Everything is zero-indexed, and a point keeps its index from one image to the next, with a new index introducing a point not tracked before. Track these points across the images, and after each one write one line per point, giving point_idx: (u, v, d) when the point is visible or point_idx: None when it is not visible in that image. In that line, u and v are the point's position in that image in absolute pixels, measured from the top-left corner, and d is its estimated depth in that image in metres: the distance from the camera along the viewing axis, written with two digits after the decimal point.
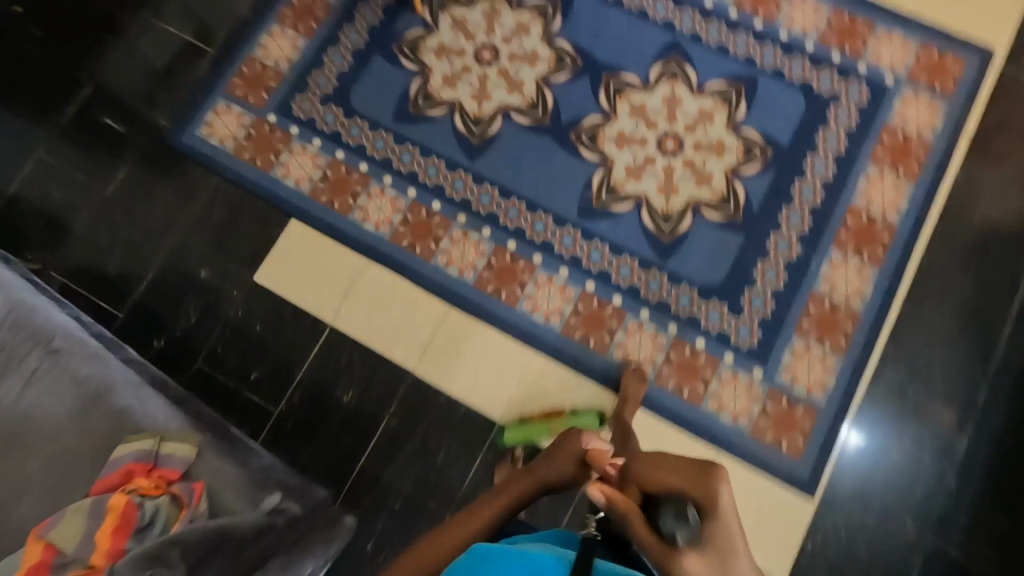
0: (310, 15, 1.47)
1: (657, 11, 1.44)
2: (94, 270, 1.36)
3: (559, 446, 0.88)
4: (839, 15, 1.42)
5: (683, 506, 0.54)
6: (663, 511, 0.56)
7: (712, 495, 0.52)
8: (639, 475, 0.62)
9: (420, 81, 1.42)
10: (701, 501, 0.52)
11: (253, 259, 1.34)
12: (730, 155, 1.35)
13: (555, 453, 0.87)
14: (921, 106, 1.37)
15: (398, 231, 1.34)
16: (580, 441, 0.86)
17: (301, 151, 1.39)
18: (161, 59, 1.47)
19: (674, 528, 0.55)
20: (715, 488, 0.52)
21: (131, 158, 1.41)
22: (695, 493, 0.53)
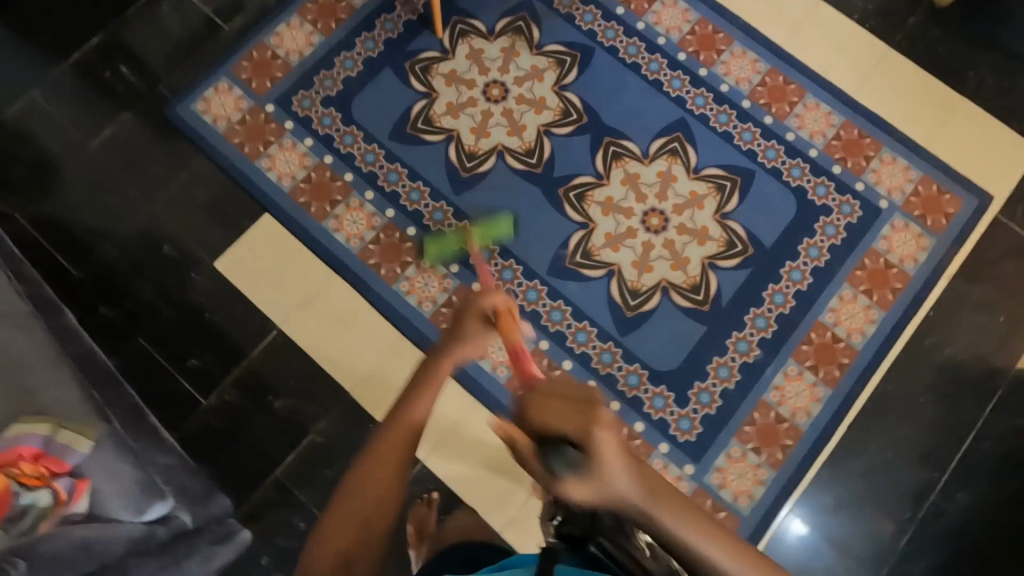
0: (331, 15, 1.46)
1: (672, 85, 1.44)
2: (59, 222, 1.35)
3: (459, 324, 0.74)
4: (848, 129, 1.42)
5: (570, 449, 0.50)
6: (552, 457, 0.50)
7: (598, 441, 0.49)
8: (544, 419, 0.51)
9: (424, 104, 1.41)
10: (579, 444, 0.50)
11: (219, 246, 1.33)
12: (710, 245, 1.35)
13: (457, 337, 0.74)
14: (909, 236, 1.36)
15: (367, 248, 1.33)
16: (484, 302, 0.74)
17: (290, 148, 1.38)
18: (175, 25, 1.46)
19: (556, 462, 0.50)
20: (595, 432, 0.49)
21: (124, 119, 1.41)
22: (578, 435, 0.50)
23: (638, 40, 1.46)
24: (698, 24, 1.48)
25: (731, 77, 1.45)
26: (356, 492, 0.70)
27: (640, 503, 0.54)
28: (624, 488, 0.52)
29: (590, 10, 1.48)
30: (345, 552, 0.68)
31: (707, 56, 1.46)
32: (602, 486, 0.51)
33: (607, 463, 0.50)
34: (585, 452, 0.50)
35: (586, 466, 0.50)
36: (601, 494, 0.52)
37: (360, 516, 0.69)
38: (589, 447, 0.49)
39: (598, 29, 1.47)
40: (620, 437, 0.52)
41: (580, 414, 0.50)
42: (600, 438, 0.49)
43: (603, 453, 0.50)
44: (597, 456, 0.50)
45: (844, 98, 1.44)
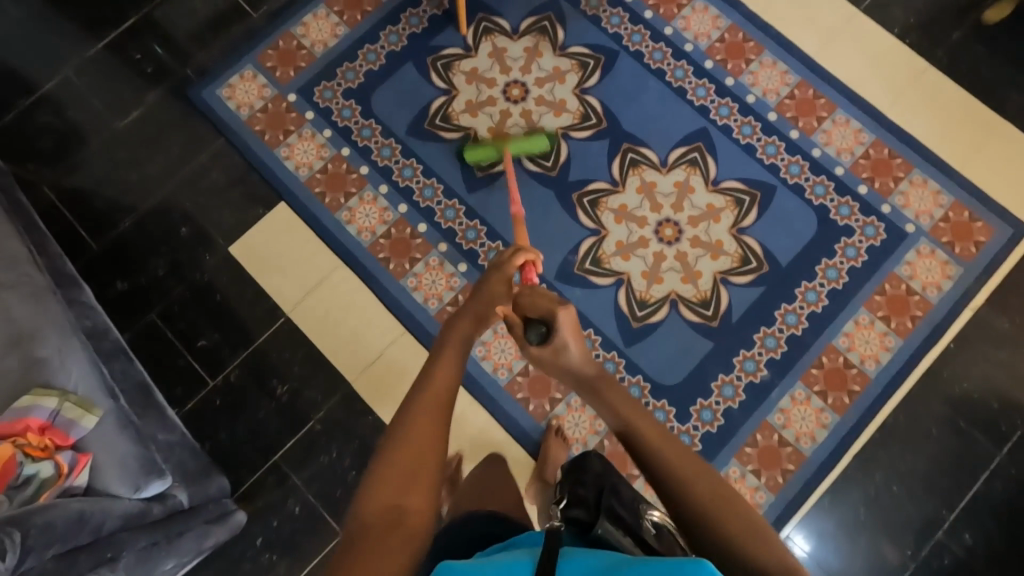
0: (357, 7, 1.47)
1: (696, 93, 1.41)
2: (83, 198, 1.38)
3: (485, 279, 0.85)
4: (878, 148, 1.37)
5: (541, 325, 0.79)
6: (530, 329, 0.80)
7: (559, 318, 0.79)
8: (530, 305, 0.81)
9: (443, 101, 1.41)
10: (546, 322, 0.79)
11: (233, 231, 1.35)
12: (724, 259, 1.32)
13: (485, 291, 0.84)
14: (934, 263, 1.31)
15: (378, 242, 1.34)
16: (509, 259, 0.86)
17: (309, 138, 1.40)
18: (205, 10, 1.48)
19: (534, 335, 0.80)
20: (557, 313, 0.79)
21: (150, 101, 1.43)
22: (547, 315, 0.79)
23: (664, 45, 1.43)
24: (728, 31, 1.44)
25: (758, 88, 1.41)
26: (401, 441, 0.69)
27: (587, 371, 0.81)
28: (574, 355, 0.80)
29: (617, 12, 1.45)
30: (394, 505, 0.64)
31: (736, 65, 1.42)
32: (558, 350, 0.80)
33: (565, 336, 0.79)
34: (551, 326, 0.79)
35: (549, 335, 0.79)
36: (557, 357, 0.80)
37: (409, 465, 0.67)
38: (553, 324, 0.79)
39: (624, 32, 1.44)
40: (575, 320, 0.80)
41: (552, 303, 0.80)
42: (562, 317, 0.79)
43: (563, 327, 0.79)
44: (558, 328, 0.78)
45: (876, 115, 1.39)
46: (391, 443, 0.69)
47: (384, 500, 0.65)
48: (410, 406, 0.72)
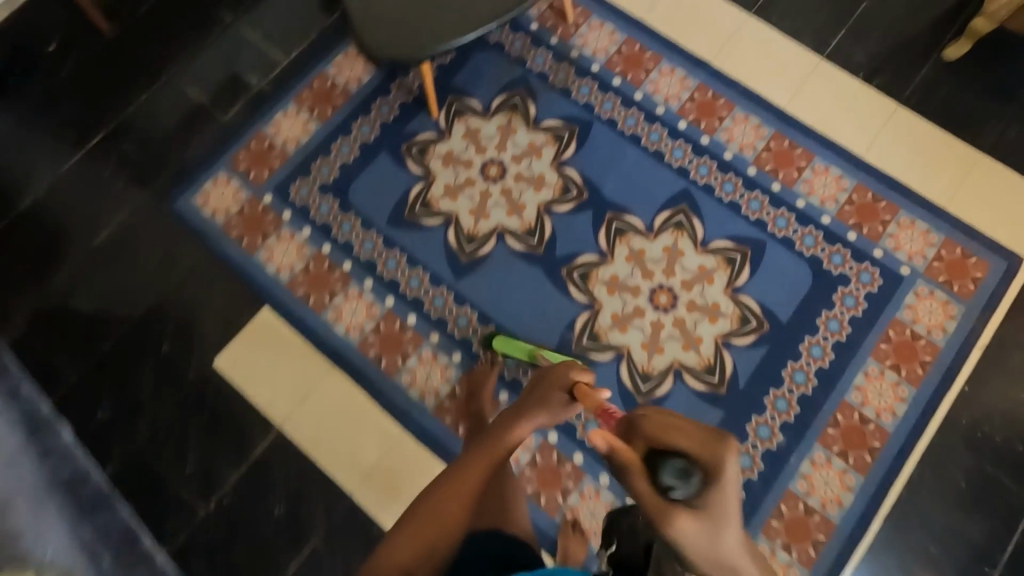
0: (327, 101, 1.46)
1: (674, 154, 1.40)
2: (58, 324, 1.34)
3: (544, 378, 0.86)
4: (861, 192, 1.36)
5: (691, 468, 0.47)
6: (667, 470, 0.47)
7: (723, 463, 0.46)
8: (662, 434, 0.50)
9: (422, 188, 1.39)
10: (701, 463, 0.46)
11: (217, 343, 1.30)
12: (723, 322, 1.29)
13: (538, 396, 0.82)
14: (935, 304, 1.28)
15: (367, 339, 1.29)
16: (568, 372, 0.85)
17: (288, 238, 1.37)
18: (175, 118, 1.47)
19: (672, 483, 0.47)
20: (723, 456, 0.46)
21: (123, 216, 1.40)
22: (698, 455, 0.47)
23: (636, 110, 1.44)
24: (697, 90, 1.45)
25: (734, 143, 1.41)
26: (422, 514, 0.71)
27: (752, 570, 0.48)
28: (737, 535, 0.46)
29: (586, 82, 1.46)
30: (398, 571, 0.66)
31: (709, 123, 1.42)
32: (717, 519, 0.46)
33: (731, 498, 0.46)
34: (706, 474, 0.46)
35: (705, 493, 0.45)
36: (713, 538, 0.46)
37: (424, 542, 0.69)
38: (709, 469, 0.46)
39: (595, 101, 1.45)
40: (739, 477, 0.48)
41: (706, 435, 0.48)
42: (731, 462, 0.46)
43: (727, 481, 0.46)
44: (723, 479, 0.46)
45: (853, 160, 1.39)
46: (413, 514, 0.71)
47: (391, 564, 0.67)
48: (441, 480, 0.74)
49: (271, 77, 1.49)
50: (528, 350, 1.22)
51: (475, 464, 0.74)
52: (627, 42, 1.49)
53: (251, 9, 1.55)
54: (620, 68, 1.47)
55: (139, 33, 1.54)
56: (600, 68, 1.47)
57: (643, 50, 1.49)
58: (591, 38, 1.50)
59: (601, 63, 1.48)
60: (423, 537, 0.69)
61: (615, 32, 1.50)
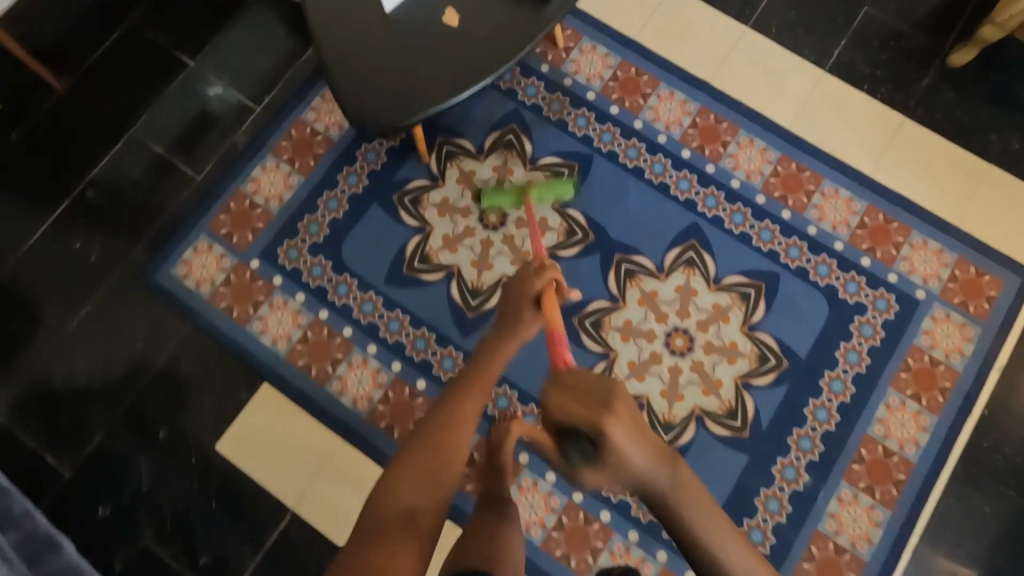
0: (308, 151, 1.36)
1: (679, 186, 1.34)
2: (39, 418, 1.24)
3: (512, 293, 0.86)
4: (872, 215, 1.32)
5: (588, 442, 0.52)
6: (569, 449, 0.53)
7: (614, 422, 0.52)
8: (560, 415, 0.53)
9: (419, 240, 1.31)
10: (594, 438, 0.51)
11: (217, 425, 1.23)
12: (741, 362, 1.25)
13: (512, 317, 0.84)
14: (952, 327, 1.27)
15: (377, 410, 1.23)
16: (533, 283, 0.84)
17: (282, 306, 1.29)
18: (144, 180, 1.36)
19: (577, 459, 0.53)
20: (607, 425, 0.51)
21: (98, 293, 1.30)
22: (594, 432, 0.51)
23: (637, 140, 1.37)
24: (698, 115, 1.38)
25: (741, 170, 1.35)
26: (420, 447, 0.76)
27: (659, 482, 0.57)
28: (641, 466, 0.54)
29: (582, 113, 1.38)
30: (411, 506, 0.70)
31: (713, 149, 1.36)
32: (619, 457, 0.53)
33: (628, 453, 0.52)
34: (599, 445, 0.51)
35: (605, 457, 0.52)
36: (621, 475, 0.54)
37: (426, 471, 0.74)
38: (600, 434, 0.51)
39: (594, 133, 1.37)
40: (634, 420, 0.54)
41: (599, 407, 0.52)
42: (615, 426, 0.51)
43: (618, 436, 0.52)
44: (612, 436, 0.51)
45: (863, 179, 1.34)
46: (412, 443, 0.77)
47: (398, 495, 0.71)
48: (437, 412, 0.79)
49: (244, 127, 1.38)
50: (514, 202, 1.30)
51: (465, 390, 0.80)
52: (622, 65, 1.41)
53: (214, 51, 1.42)
54: (617, 94, 1.39)
55: (93, 86, 1.40)
56: (596, 96, 1.39)
57: (640, 73, 1.40)
58: (584, 63, 1.41)
59: (596, 90, 1.40)
60: (427, 469, 0.74)
61: (609, 55, 1.41)
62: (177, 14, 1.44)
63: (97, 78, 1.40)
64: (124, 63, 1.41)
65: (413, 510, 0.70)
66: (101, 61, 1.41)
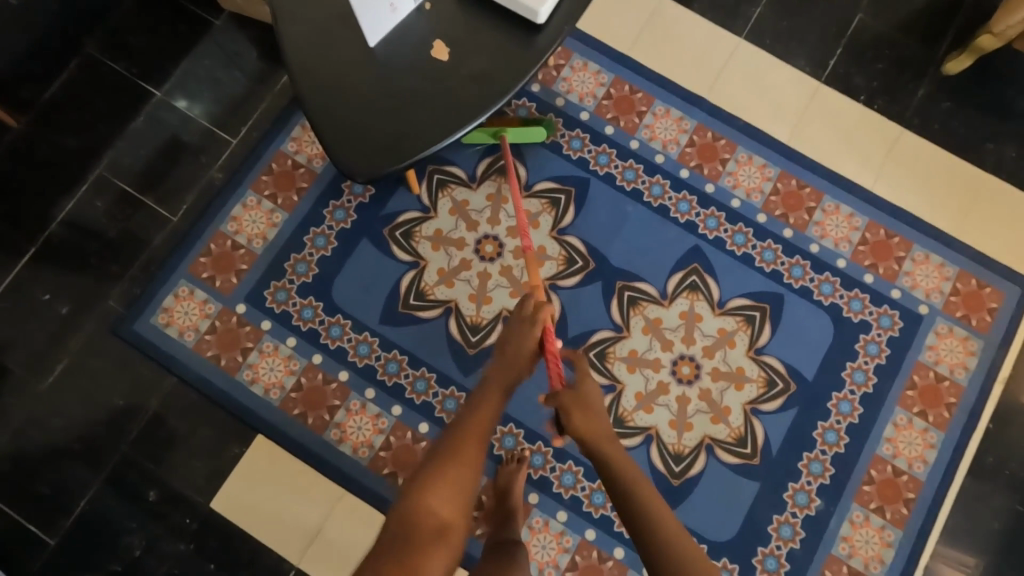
0: (291, 185, 1.29)
1: (679, 208, 1.31)
2: (17, 486, 1.17)
3: (511, 330, 0.97)
4: (873, 230, 1.31)
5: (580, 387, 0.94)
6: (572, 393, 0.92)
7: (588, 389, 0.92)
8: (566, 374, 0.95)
9: (413, 276, 1.26)
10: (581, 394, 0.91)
11: (211, 482, 1.17)
12: (749, 387, 1.23)
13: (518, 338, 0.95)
14: (955, 342, 1.26)
15: (379, 457, 1.19)
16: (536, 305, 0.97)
17: (272, 352, 1.22)
18: (115, 223, 1.27)
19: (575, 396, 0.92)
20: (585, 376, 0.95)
21: (73, 348, 1.22)
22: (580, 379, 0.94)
23: (634, 161, 1.33)
24: (696, 133, 1.34)
25: (740, 189, 1.32)
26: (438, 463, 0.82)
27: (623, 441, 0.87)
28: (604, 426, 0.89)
29: (576, 134, 1.33)
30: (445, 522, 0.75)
31: (712, 168, 1.33)
32: (589, 406, 0.90)
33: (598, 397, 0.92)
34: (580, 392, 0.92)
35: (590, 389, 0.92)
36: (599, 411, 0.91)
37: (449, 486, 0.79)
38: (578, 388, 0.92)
39: (589, 155, 1.32)
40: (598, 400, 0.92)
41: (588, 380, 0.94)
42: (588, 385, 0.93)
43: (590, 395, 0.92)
44: (588, 395, 0.92)
45: (864, 194, 1.32)
46: (436, 458, 0.83)
47: (425, 505, 0.76)
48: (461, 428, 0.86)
49: (220, 162, 1.30)
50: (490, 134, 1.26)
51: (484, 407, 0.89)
52: (615, 83, 1.36)
53: (183, 80, 1.34)
54: (611, 113, 1.35)
55: (52, 123, 1.30)
56: (589, 116, 1.34)
57: (633, 90, 1.36)
58: (576, 82, 1.36)
59: (590, 109, 1.35)
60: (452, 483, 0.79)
61: (601, 72, 1.36)
62: (139, 41, 1.35)
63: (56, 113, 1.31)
64: (85, 95, 1.32)
65: (445, 525, 0.75)
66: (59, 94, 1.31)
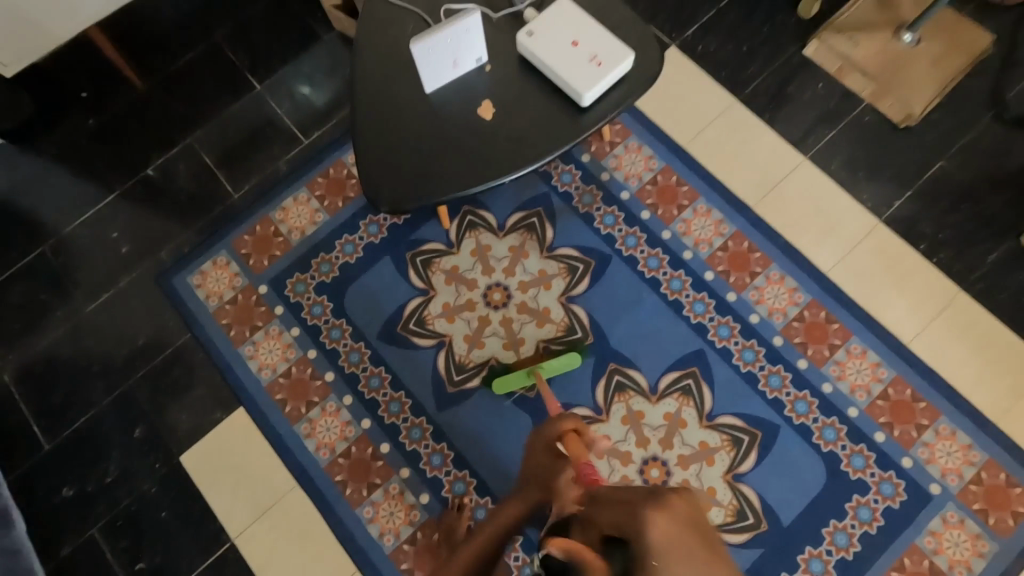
0: (339, 192, 1.41)
1: (694, 308, 1.28)
2: (38, 391, 1.31)
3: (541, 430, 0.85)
4: (898, 388, 1.21)
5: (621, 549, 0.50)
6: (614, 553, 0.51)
7: (642, 521, 0.50)
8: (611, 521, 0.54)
9: (419, 303, 1.32)
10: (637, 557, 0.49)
11: (187, 438, 1.27)
12: (716, 511, 1.17)
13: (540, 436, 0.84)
14: (963, 536, 1.13)
15: (336, 462, 1.23)
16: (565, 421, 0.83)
17: (276, 336, 1.32)
18: (187, 185, 1.44)
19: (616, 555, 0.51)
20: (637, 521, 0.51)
21: (120, 286, 1.38)
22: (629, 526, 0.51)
23: (661, 251, 1.32)
24: (732, 239, 1.32)
25: (763, 306, 1.28)
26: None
27: None
28: None
29: (611, 211, 1.36)
30: None
31: (739, 278, 1.30)
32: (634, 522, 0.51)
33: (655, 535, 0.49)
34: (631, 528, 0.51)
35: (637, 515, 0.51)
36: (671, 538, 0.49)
37: None
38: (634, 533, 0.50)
39: (618, 234, 1.34)
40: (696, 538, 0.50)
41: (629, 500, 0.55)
42: (656, 537, 0.49)
43: (668, 547, 0.48)
44: (653, 553, 0.48)
45: (897, 347, 1.24)
46: None
47: None
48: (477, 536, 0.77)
49: (288, 157, 1.44)
50: (524, 376, 1.21)
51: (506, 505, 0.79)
52: (664, 171, 1.38)
53: (279, 80, 1.50)
54: (652, 199, 1.36)
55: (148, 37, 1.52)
56: (629, 197, 1.36)
57: (680, 182, 1.37)
58: (626, 161, 1.39)
59: (632, 190, 1.37)
60: None
61: (653, 158, 1.39)
62: (253, 11, 1.54)
63: (162, 19, 1.53)
64: (190, 28, 1.54)
65: None
66: (169, 57, 1.52)
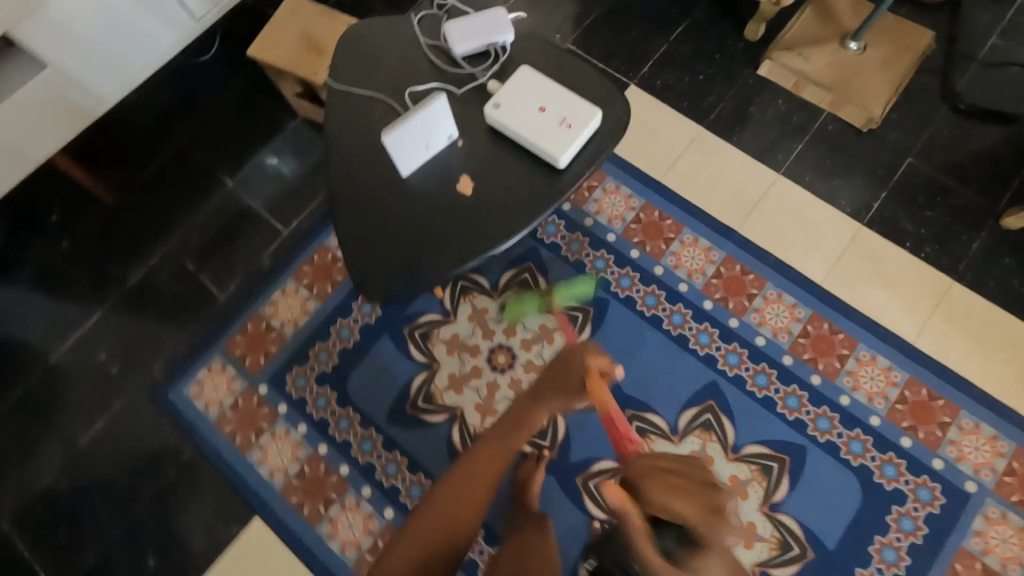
0: (326, 277, 1.39)
1: (699, 340, 1.28)
2: (41, 536, 1.25)
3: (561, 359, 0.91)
4: (915, 389, 1.21)
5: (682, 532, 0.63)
6: (666, 534, 0.63)
7: (711, 538, 0.62)
8: (664, 505, 0.64)
9: (425, 378, 1.29)
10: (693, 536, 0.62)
11: (206, 559, 1.22)
12: (760, 547, 1.14)
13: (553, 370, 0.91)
14: (1009, 532, 1.12)
15: (365, 559, 1.19)
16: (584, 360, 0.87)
17: (283, 436, 1.28)
18: (172, 294, 1.41)
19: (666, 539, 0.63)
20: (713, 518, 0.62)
21: (114, 410, 1.33)
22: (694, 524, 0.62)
23: (657, 287, 1.32)
24: (723, 264, 1.33)
25: (766, 327, 1.28)
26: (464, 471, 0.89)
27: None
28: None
29: (601, 255, 1.36)
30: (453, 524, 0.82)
31: (738, 302, 1.30)
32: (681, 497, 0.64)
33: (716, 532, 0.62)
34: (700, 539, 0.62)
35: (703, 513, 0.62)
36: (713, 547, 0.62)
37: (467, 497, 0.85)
38: (702, 549, 0.61)
39: (612, 277, 1.34)
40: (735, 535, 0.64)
41: (700, 503, 0.63)
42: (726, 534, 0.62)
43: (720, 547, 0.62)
44: (708, 553, 0.62)
45: (905, 348, 1.24)
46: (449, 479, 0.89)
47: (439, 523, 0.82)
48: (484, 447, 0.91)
49: (271, 250, 1.43)
50: (540, 305, 1.25)
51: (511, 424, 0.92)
52: (646, 207, 1.39)
53: (251, 173, 1.49)
54: (638, 237, 1.37)
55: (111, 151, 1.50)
56: (616, 238, 1.37)
57: (663, 217, 1.38)
58: (606, 203, 1.40)
59: (617, 231, 1.38)
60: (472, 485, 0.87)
61: (632, 196, 1.40)
62: (215, 108, 1.55)
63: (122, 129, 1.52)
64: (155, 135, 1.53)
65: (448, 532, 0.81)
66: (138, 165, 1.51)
